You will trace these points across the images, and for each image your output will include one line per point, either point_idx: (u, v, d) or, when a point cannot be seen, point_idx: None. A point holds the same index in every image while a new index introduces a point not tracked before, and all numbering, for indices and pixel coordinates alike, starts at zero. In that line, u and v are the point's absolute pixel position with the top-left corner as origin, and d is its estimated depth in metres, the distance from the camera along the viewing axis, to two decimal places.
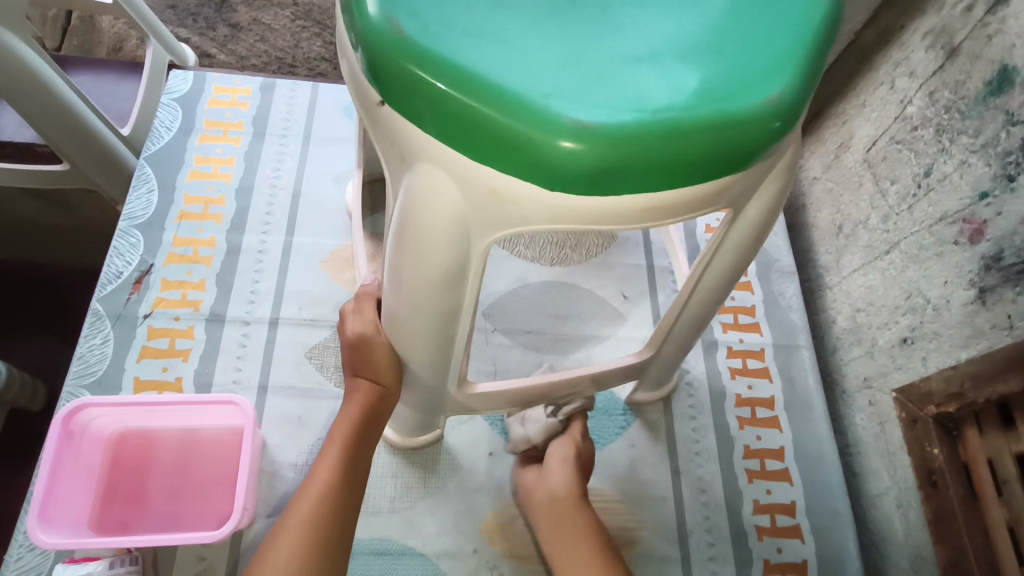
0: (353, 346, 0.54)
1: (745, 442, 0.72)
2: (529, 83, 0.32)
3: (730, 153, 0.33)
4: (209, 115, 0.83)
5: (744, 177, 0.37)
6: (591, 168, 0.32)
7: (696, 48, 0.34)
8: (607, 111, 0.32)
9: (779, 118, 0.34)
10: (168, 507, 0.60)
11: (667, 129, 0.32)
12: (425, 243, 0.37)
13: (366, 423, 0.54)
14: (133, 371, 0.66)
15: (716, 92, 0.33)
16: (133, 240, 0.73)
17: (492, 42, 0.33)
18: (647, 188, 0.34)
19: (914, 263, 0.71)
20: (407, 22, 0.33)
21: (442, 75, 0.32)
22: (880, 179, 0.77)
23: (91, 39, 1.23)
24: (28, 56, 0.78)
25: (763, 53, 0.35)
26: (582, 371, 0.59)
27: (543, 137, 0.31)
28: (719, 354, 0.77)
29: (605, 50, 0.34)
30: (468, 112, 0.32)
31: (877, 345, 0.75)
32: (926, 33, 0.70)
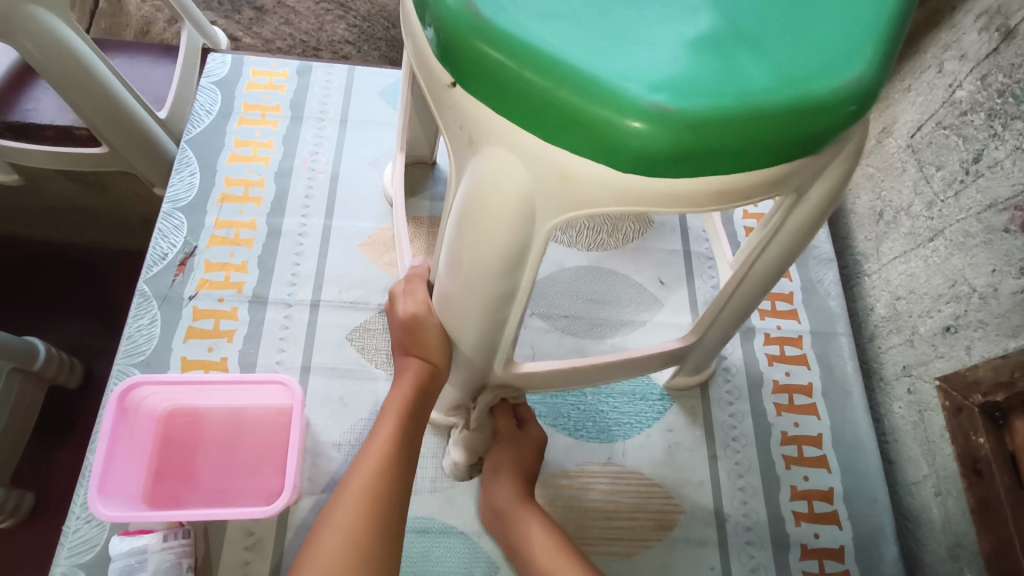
0: (405, 325, 0.54)
1: (782, 429, 0.71)
2: (605, 64, 0.32)
3: (803, 136, 0.33)
4: (247, 98, 0.83)
5: (810, 163, 0.37)
6: (663, 150, 0.32)
7: (772, 30, 0.34)
8: (682, 92, 0.32)
9: (854, 101, 0.34)
10: (217, 483, 0.62)
11: (743, 111, 0.32)
12: (489, 225, 0.38)
13: (418, 399, 0.54)
14: (180, 350, 0.68)
15: (792, 74, 0.33)
16: (177, 222, 0.74)
17: (568, 21, 0.33)
18: (716, 170, 0.34)
19: (959, 251, 0.70)
20: (484, 2, 0.33)
21: (517, 56, 0.32)
22: (925, 164, 0.76)
23: (118, 22, 1.24)
24: (74, 42, 0.79)
25: (839, 36, 0.34)
26: (621, 356, 0.59)
27: (618, 119, 0.31)
28: (757, 340, 0.76)
29: (681, 29, 0.33)
30: (542, 93, 0.32)
31: (917, 333, 0.75)
32: (979, 15, 0.69)
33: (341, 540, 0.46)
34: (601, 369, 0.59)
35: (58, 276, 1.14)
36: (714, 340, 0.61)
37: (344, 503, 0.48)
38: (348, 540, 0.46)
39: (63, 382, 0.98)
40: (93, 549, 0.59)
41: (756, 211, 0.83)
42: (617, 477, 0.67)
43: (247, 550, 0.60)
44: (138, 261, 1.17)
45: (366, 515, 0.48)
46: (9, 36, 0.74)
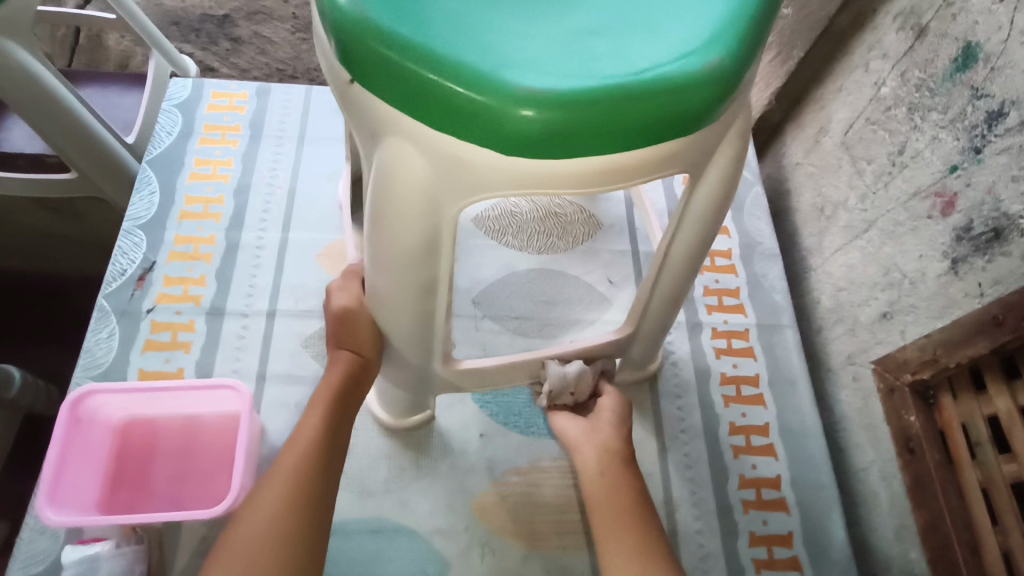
0: (339, 318, 0.57)
1: (730, 420, 0.73)
2: (479, 55, 0.35)
3: (675, 117, 0.36)
4: (208, 119, 0.86)
5: (691, 146, 0.40)
6: (536, 132, 0.35)
7: (646, 21, 0.37)
8: (558, 80, 0.34)
9: (718, 83, 0.36)
10: (172, 490, 0.63)
11: (617, 95, 0.35)
12: (398, 214, 0.40)
13: (348, 387, 0.57)
14: (138, 363, 0.69)
15: (656, 60, 0.36)
16: (136, 239, 0.76)
17: (455, 20, 0.36)
18: (600, 150, 0.37)
19: (891, 240, 0.73)
20: (376, 5, 0.36)
21: (398, 49, 0.35)
22: (858, 160, 0.80)
23: (98, 56, 1.28)
24: (38, 71, 0.82)
25: (705, 24, 0.37)
26: (555, 351, 0.63)
27: (491, 104, 0.34)
28: (704, 335, 0.79)
29: (554, 22, 0.36)
30: (422, 82, 0.35)
31: (858, 322, 0.78)
32: (897, 16, 0.74)
33: (267, 515, 0.48)
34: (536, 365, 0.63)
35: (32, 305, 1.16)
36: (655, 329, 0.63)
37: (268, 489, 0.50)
38: (274, 515, 0.48)
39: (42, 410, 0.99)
40: (47, 561, 0.60)
41: None
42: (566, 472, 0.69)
43: (201, 555, 0.61)
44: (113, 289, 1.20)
45: (292, 495, 0.49)
46: None
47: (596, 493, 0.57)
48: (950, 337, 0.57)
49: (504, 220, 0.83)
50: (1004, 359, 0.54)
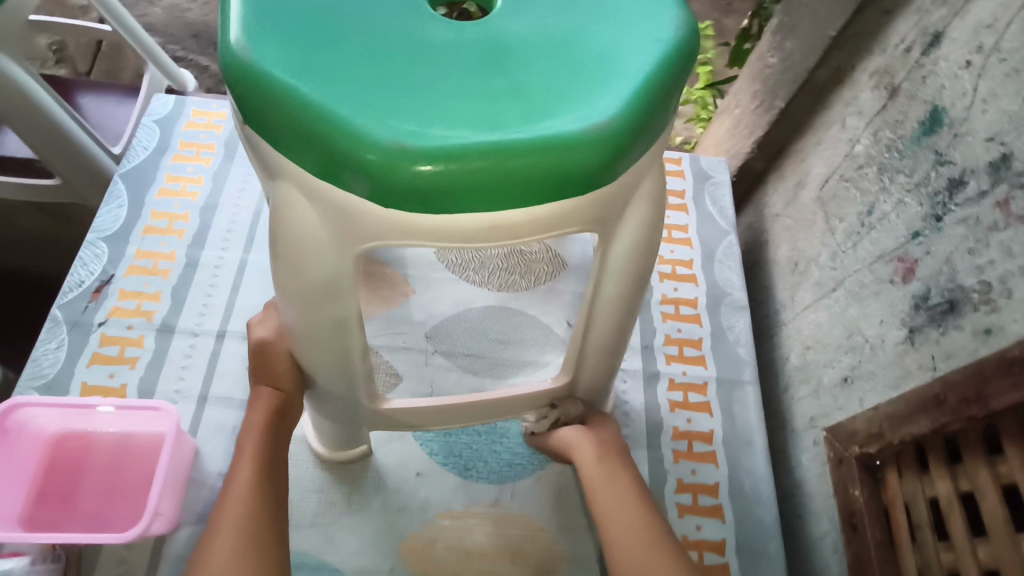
0: (257, 351, 0.57)
1: (678, 476, 0.71)
2: (353, 102, 0.34)
3: (572, 176, 0.36)
4: (184, 136, 0.87)
5: (588, 206, 0.39)
6: (406, 184, 0.34)
7: (545, 81, 0.37)
8: (448, 136, 0.34)
9: (604, 145, 0.36)
10: (97, 508, 0.62)
11: (509, 153, 0.35)
12: (300, 259, 0.40)
13: (275, 421, 0.56)
14: (81, 376, 0.69)
15: (540, 121, 0.36)
16: (98, 251, 0.77)
17: (348, 72, 0.36)
18: (479, 207, 0.36)
19: (856, 301, 0.71)
20: (258, 47, 0.36)
21: (273, 92, 0.35)
22: (831, 217, 0.78)
23: (118, 64, 1.33)
24: (23, 82, 0.84)
25: (597, 87, 0.37)
26: (493, 394, 0.60)
27: (359, 152, 0.34)
28: (660, 385, 0.77)
29: (440, 77, 0.36)
30: (295, 126, 0.34)
31: (822, 384, 0.75)
32: (872, 73, 0.72)
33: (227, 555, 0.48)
34: (472, 407, 0.60)
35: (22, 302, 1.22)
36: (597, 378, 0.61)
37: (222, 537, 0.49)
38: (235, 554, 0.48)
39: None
40: None
41: (674, 256, 0.87)
42: (501, 520, 0.66)
43: None
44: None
45: (250, 531, 0.49)
46: None
47: (598, 484, 0.59)
48: (896, 412, 0.55)
49: (468, 254, 0.82)
50: (948, 441, 0.51)
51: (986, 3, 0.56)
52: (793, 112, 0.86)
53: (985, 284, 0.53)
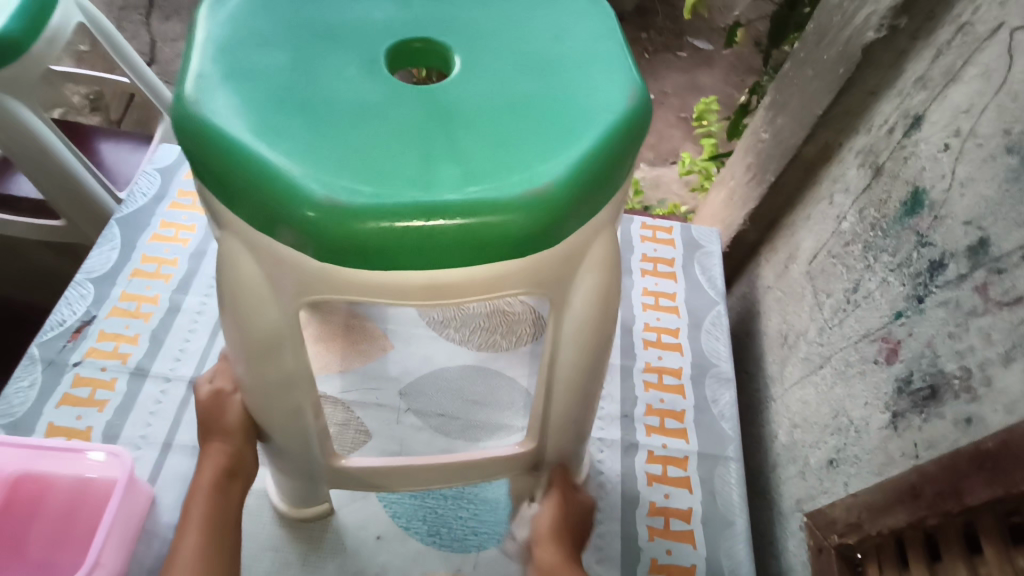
0: (206, 406, 0.58)
1: (653, 556, 0.67)
2: (298, 163, 0.37)
3: (506, 237, 0.38)
4: (183, 184, 0.89)
5: (529, 267, 0.40)
6: (341, 241, 0.36)
7: (486, 146, 0.39)
8: (386, 195, 0.36)
9: (537, 208, 0.38)
10: (45, 555, 0.60)
11: (441, 214, 0.36)
12: (249, 312, 0.42)
13: (222, 479, 0.55)
14: (49, 416, 0.68)
15: (475, 184, 0.37)
16: (84, 291, 0.78)
17: (297, 133, 0.38)
18: (416, 265, 0.38)
19: (841, 380, 0.68)
20: (216, 109, 0.39)
21: (224, 151, 0.37)
22: (819, 292, 0.77)
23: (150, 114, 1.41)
24: (36, 125, 0.87)
25: (536, 152, 0.39)
26: (455, 457, 0.58)
27: (297, 210, 0.36)
28: (639, 456, 0.74)
29: (384, 140, 0.39)
30: (241, 183, 0.37)
31: (808, 465, 0.72)
32: (858, 152, 0.73)
33: None
34: (431, 470, 0.58)
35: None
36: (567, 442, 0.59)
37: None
38: None
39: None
40: None
41: (660, 323, 0.86)
42: None
43: None
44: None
45: None
46: None
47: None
48: (874, 502, 0.52)
49: (451, 312, 0.82)
50: (928, 537, 0.48)
51: (963, 89, 0.57)
52: (784, 186, 0.86)
53: (965, 370, 0.51)
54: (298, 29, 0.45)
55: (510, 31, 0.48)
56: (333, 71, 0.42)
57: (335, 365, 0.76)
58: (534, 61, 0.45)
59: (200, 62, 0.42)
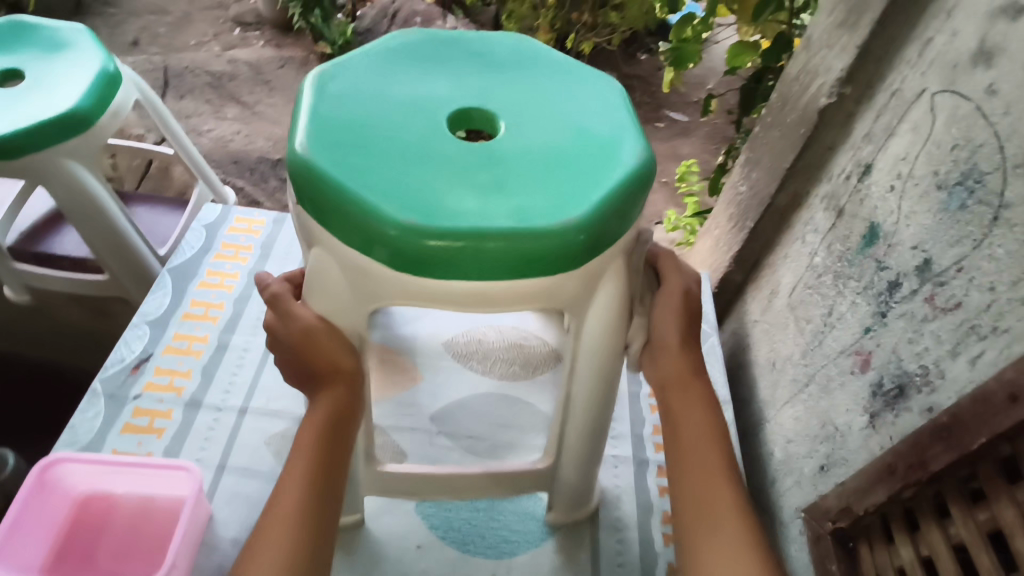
0: (301, 338, 0.57)
1: (669, 559, 0.73)
2: (385, 195, 0.51)
3: (540, 257, 0.51)
4: (227, 238, 0.99)
5: (555, 285, 0.54)
6: (417, 253, 0.50)
7: (521, 191, 0.53)
8: (451, 222, 0.50)
9: (563, 237, 0.51)
10: (112, 566, 0.66)
11: (492, 238, 0.50)
12: (333, 308, 0.56)
13: (335, 421, 0.57)
14: (112, 443, 0.75)
15: (517, 217, 0.51)
16: (141, 332, 0.86)
17: (383, 174, 0.52)
18: (471, 275, 0.51)
19: (825, 393, 0.78)
20: (321, 154, 0.52)
21: (328, 183, 0.51)
22: (800, 319, 0.87)
23: (163, 183, 1.53)
24: (94, 187, 0.96)
25: (562, 196, 0.53)
26: (480, 470, 0.69)
27: (385, 230, 0.50)
28: (650, 472, 0.81)
29: (450, 183, 0.53)
30: (341, 209, 0.51)
31: (803, 474, 0.80)
32: (823, 199, 0.85)
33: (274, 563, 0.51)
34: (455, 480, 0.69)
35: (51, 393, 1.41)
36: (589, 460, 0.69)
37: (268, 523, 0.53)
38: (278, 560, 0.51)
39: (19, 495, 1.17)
40: None
41: None
42: None
43: None
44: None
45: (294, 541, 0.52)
46: (45, 182, 0.92)
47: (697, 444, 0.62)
48: (858, 485, 0.60)
49: (472, 346, 0.90)
50: (907, 510, 0.56)
51: (900, 141, 0.70)
52: (762, 231, 0.98)
53: (924, 368, 0.61)
54: (380, 100, 0.59)
55: (545, 102, 0.61)
56: (410, 130, 0.57)
57: (372, 394, 0.84)
58: (561, 127, 0.59)
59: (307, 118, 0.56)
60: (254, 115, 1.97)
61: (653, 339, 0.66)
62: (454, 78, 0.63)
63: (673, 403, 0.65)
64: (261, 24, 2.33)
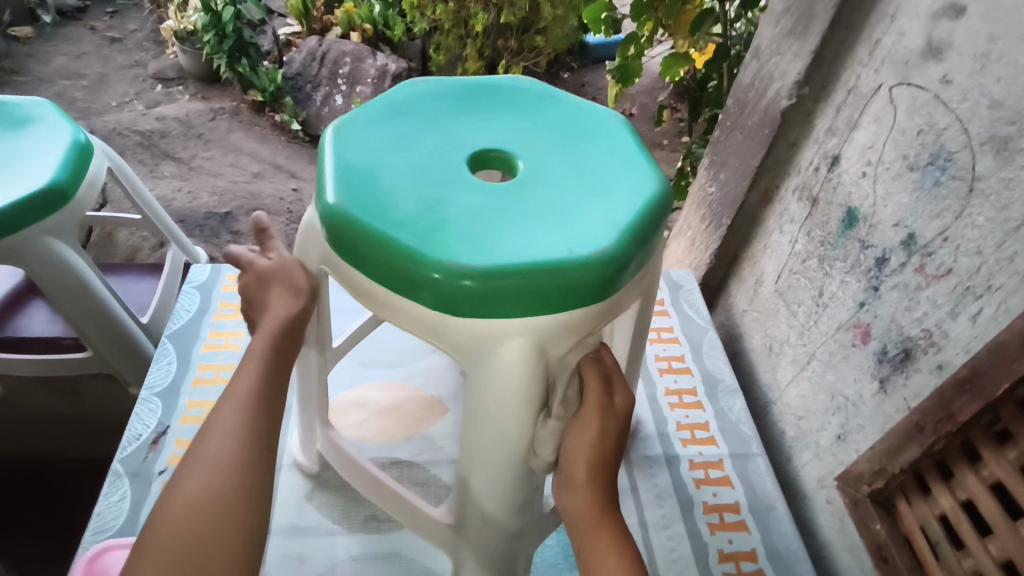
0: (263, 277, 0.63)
1: (718, 546, 0.78)
2: (351, 182, 0.54)
3: (439, 290, 0.50)
4: (223, 297, 0.97)
5: (455, 324, 0.52)
6: (343, 238, 0.52)
7: (474, 226, 0.52)
8: (376, 221, 0.51)
9: (468, 283, 0.49)
10: None
11: (401, 252, 0.50)
12: (310, 255, 0.61)
13: (282, 336, 0.59)
14: (147, 524, 0.72)
15: (438, 242, 0.51)
16: (152, 405, 0.83)
17: (373, 167, 0.56)
18: (381, 279, 0.52)
19: (830, 368, 0.83)
20: (339, 140, 0.58)
21: (329, 157, 0.57)
22: (790, 303, 0.94)
23: (108, 251, 1.51)
24: (76, 262, 0.93)
25: (491, 244, 0.51)
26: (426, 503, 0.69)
27: (328, 210, 0.53)
28: (682, 466, 0.86)
29: (416, 194, 0.54)
30: (322, 180, 0.56)
31: (820, 446, 0.85)
32: (794, 190, 0.93)
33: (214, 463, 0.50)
34: (400, 499, 0.70)
35: (20, 491, 1.32)
36: (535, 530, 0.66)
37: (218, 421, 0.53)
38: (217, 462, 0.50)
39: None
40: None
41: (667, 353, 1.00)
42: None
43: None
44: (96, 470, 1.36)
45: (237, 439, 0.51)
46: (24, 263, 0.88)
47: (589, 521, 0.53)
48: (889, 446, 0.65)
49: None
50: (937, 461, 0.62)
51: (865, 132, 0.77)
52: (738, 227, 1.05)
53: (926, 331, 0.67)
54: (438, 120, 0.63)
55: (577, 164, 0.60)
56: (430, 151, 0.59)
57: (399, 434, 0.84)
58: (558, 194, 0.56)
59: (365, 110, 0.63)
60: (191, 170, 1.88)
61: (563, 469, 0.56)
62: (518, 126, 0.64)
63: (582, 549, 0.52)
64: (182, 79, 2.28)
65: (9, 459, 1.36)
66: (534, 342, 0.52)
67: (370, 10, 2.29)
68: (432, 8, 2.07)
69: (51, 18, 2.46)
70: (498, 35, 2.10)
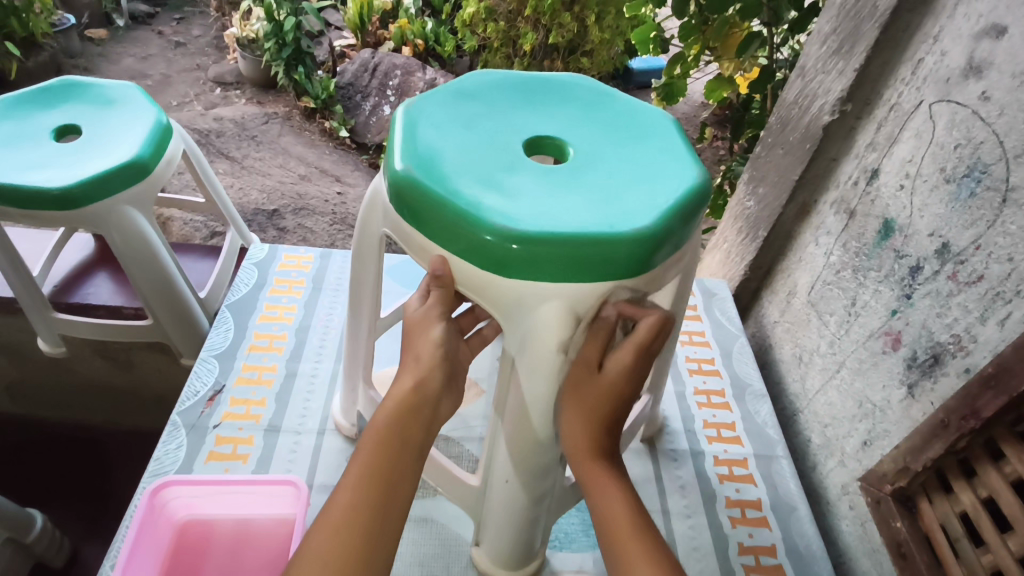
0: (410, 327, 0.62)
1: (739, 539, 0.80)
2: (416, 151, 0.60)
3: (489, 253, 0.54)
4: (279, 274, 1.04)
5: (499, 286, 0.56)
6: (406, 200, 0.58)
7: (524, 198, 0.57)
8: (435, 186, 0.56)
9: (517, 246, 0.53)
10: None
11: (458, 215, 0.55)
12: (375, 224, 0.66)
13: (412, 407, 0.56)
14: (200, 471, 0.77)
15: (490, 208, 0.55)
16: (210, 366, 0.89)
17: (436, 141, 0.61)
18: (437, 239, 0.57)
19: (859, 375, 0.85)
20: (409, 116, 0.64)
21: (398, 129, 0.63)
22: (822, 313, 0.96)
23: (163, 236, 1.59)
24: (150, 234, 1.00)
25: (540, 215, 0.55)
26: (459, 472, 0.71)
27: (396, 172, 0.58)
28: (707, 461, 0.89)
29: (472, 167, 0.59)
30: (389, 148, 0.61)
31: (845, 452, 0.87)
32: (832, 204, 0.95)
33: (329, 534, 0.49)
34: (435, 469, 0.72)
35: (68, 456, 1.39)
36: (556, 503, 0.70)
37: (324, 521, 0.50)
38: (338, 530, 0.49)
39: (49, 559, 1.14)
40: None
41: (696, 357, 1.03)
42: None
43: None
44: (138, 440, 1.43)
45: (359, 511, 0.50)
46: (105, 231, 0.96)
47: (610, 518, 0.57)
48: (914, 444, 0.67)
49: None
50: (961, 460, 0.63)
51: (904, 146, 0.80)
52: (774, 240, 1.08)
53: (956, 336, 0.70)
54: (502, 109, 0.68)
55: (625, 156, 0.64)
56: (489, 134, 0.64)
57: None
58: (604, 180, 0.60)
59: (433, 93, 0.69)
60: (242, 168, 1.97)
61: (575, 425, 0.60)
62: (572, 119, 0.69)
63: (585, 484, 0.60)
64: (240, 83, 2.40)
65: (60, 423, 1.44)
66: (568, 309, 0.56)
67: (422, 28, 2.39)
68: (482, 27, 2.16)
69: (123, 22, 2.64)
70: (544, 57, 2.14)
